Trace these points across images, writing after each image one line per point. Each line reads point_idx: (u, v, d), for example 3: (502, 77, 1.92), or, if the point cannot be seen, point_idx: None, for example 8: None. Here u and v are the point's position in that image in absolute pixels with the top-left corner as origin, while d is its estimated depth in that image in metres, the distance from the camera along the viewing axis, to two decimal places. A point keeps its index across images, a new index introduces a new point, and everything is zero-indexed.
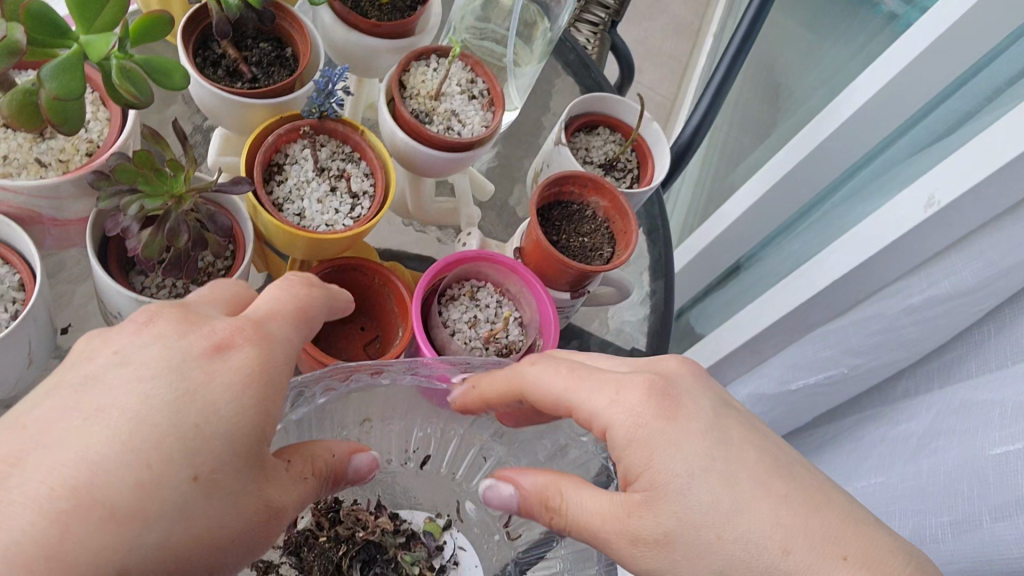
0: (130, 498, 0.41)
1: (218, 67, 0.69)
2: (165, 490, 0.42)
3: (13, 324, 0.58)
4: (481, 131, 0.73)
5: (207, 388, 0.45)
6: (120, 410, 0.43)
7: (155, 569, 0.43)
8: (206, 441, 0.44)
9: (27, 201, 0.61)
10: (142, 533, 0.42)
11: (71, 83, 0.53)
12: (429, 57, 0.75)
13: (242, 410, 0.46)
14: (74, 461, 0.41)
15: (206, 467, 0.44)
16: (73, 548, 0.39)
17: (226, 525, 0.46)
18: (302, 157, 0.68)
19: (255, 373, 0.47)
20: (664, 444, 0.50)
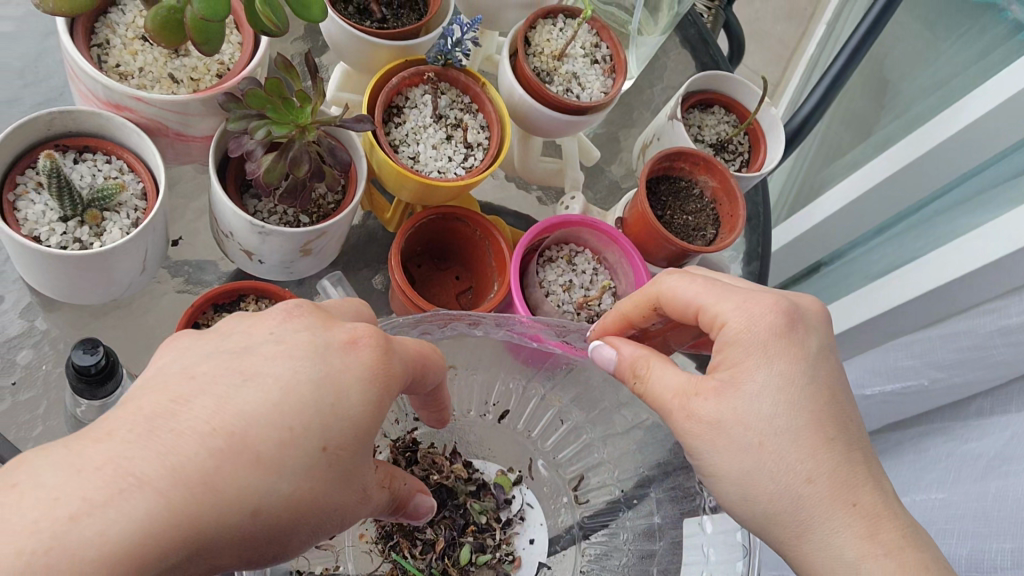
0: (273, 448, 0.44)
1: (349, 3, 0.69)
2: (299, 458, 0.44)
3: (133, 232, 0.61)
4: (600, 97, 0.72)
5: (343, 375, 0.46)
6: (274, 377, 0.45)
7: (279, 518, 0.45)
8: (341, 420, 0.46)
9: (157, 114, 0.62)
10: (275, 479, 0.44)
11: (219, 6, 0.54)
12: (557, 17, 0.74)
13: (369, 402, 0.47)
14: (227, 413, 0.43)
15: (336, 441, 0.46)
16: (222, 485, 0.42)
17: (336, 501, 0.47)
18: (422, 102, 0.69)
19: (378, 378, 0.48)
20: (753, 362, 0.53)
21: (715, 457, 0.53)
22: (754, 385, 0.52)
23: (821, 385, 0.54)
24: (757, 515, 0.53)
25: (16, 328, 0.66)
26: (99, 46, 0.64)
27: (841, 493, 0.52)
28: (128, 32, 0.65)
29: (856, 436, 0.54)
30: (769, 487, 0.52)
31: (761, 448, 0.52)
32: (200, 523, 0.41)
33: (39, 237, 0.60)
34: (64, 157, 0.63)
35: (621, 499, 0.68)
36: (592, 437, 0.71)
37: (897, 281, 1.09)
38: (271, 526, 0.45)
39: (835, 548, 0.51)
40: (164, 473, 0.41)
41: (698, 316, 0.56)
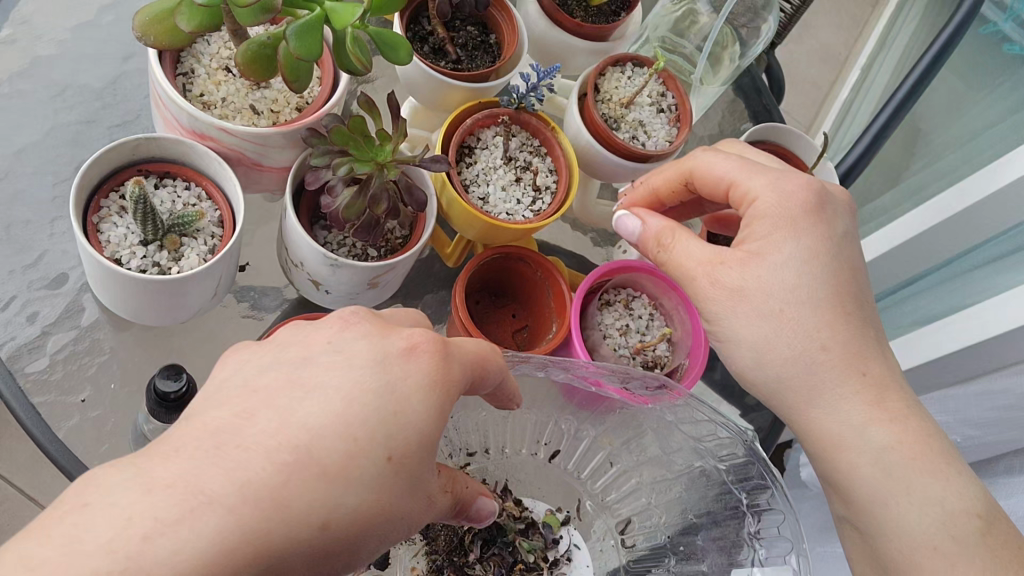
0: (338, 457, 0.43)
1: (424, 43, 0.71)
2: (364, 470, 0.43)
3: (210, 260, 0.62)
4: (665, 145, 0.73)
5: (404, 383, 0.46)
6: (335, 387, 0.44)
7: (350, 534, 0.44)
8: (404, 429, 0.45)
9: (238, 144, 0.63)
10: (343, 490, 0.43)
11: (311, 45, 0.55)
12: (626, 64, 0.76)
13: (431, 408, 0.46)
14: (291, 425, 0.43)
15: (400, 449, 0.45)
16: (292, 499, 0.41)
17: (401, 508, 0.46)
18: (493, 143, 0.70)
19: (440, 385, 0.47)
20: (779, 237, 0.59)
21: (732, 320, 0.59)
22: (780, 260, 0.58)
23: (840, 260, 0.60)
24: (768, 384, 0.59)
25: (86, 346, 0.68)
26: (184, 75, 0.66)
27: (854, 368, 0.58)
28: (212, 62, 0.67)
29: (867, 317, 0.60)
30: (783, 351, 0.58)
31: (781, 316, 0.58)
32: (273, 541, 0.40)
33: (120, 259, 0.61)
34: (146, 181, 0.64)
35: (667, 546, 0.69)
36: (642, 481, 0.72)
37: (934, 335, 1.09)
38: (343, 541, 0.44)
39: (847, 416, 0.57)
40: (239, 492, 0.40)
41: (730, 193, 0.62)
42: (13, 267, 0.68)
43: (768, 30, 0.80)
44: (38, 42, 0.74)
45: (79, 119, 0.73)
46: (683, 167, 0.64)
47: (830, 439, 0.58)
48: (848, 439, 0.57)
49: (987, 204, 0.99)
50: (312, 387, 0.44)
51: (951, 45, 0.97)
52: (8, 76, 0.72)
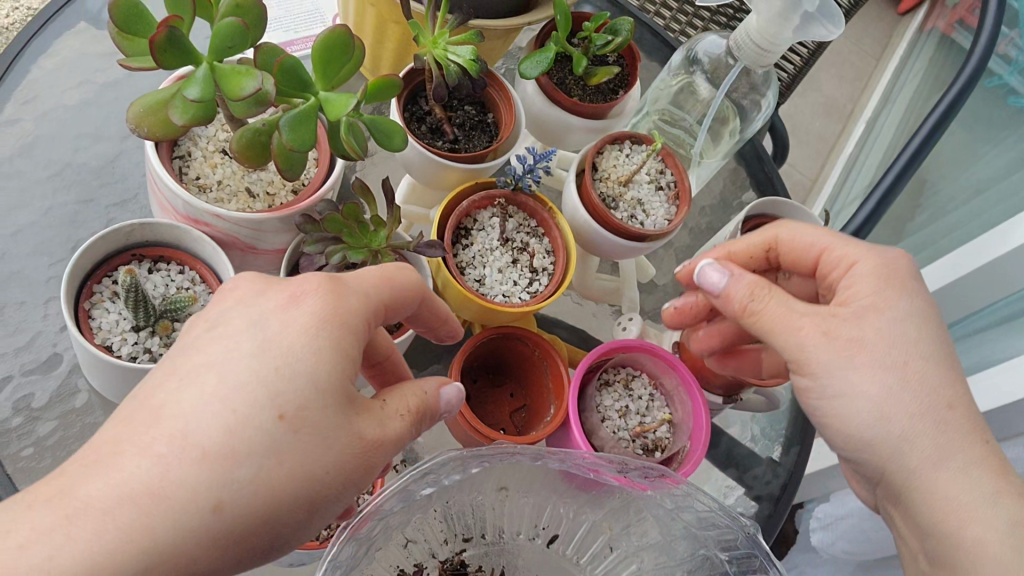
0: (218, 438, 0.41)
1: (422, 123, 0.70)
2: (251, 432, 0.42)
3: None
4: (664, 224, 0.73)
5: (278, 339, 0.44)
6: (216, 370, 0.43)
7: (251, 505, 0.42)
8: (290, 382, 0.43)
9: (233, 229, 0.63)
10: (233, 467, 0.41)
11: (305, 136, 0.55)
12: (624, 143, 0.75)
13: (318, 349, 0.44)
14: (164, 416, 0.41)
15: (291, 406, 0.43)
16: (173, 485, 0.40)
17: (322, 465, 0.44)
18: (490, 224, 0.70)
19: (328, 319, 0.45)
20: (898, 290, 0.56)
21: (847, 372, 0.53)
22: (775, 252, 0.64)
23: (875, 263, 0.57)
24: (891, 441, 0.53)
25: (79, 430, 0.66)
26: (181, 158, 0.66)
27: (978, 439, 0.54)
28: (209, 145, 0.67)
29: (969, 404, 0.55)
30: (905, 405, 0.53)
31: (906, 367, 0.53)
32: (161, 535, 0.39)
33: (111, 346, 0.61)
34: (140, 266, 0.64)
35: None
36: (644, 567, 0.70)
37: None
38: (254, 510, 0.42)
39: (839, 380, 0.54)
40: (100, 496, 0.39)
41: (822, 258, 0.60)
42: (6, 350, 0.67)
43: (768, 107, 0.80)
44: (40, 122, 0.74)
45: (76, 198, 0.73)
46: (765, 233, 0.64)
47: (948, 506, 0.52)
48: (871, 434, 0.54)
49: (992, 266, 0.97)
50: (194, 377, 0.43)
51: (954, 110, 0.97)
52: (8, 157, 0.72)
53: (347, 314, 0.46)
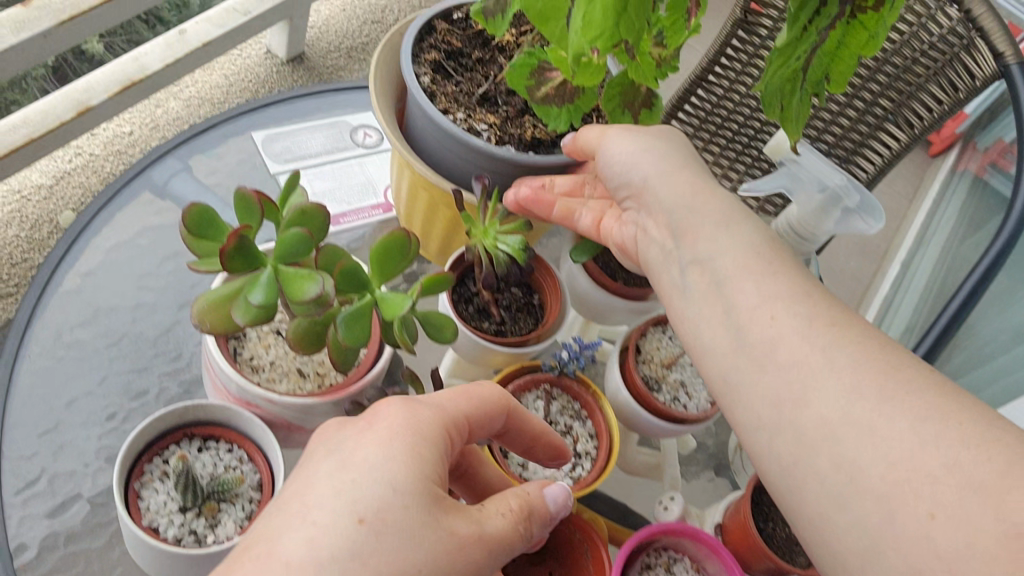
0: (304, 552, 0.41)
1: (470, 305, 0.72)
2: (335, 538, 0.41)
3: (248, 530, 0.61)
4: (707, 407, 0.73)
5: (353, 457, 0.46)
6: (298, 503, 0.43)
7: None
8: (365, 493, 0.44)
9: (283, 412, 0.64)
10: (322, 573, 0.40)
11: (360, 333, 0.57)
12: (666, 325, 0.77)
13: (392, 455, 0.46)
14: (250, 551, 0.41)
15: (369, 510, 0.43)
16: None
17: (415, 566, 0.42)
18: (533, 406, 0.70)
19: (400, 429, 0.47)
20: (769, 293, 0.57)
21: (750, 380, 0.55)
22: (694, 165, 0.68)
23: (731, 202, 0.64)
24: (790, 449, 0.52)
25: None
26: (236, 339, 0.68)
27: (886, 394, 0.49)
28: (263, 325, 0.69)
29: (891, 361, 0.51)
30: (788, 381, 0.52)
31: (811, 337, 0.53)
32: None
33: (157, 528, 0.61)
34: (189, 445, 0.65)
35: None
36: None
37: None
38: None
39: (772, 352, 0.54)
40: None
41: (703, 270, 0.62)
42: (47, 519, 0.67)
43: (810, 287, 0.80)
44: (102, 294, 0.78)
45: (131, 367, 0.75)
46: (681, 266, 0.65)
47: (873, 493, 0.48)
48: (762, 420, 0.53)
49: None
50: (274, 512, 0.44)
51: None
52: (69, 328, 0.75)
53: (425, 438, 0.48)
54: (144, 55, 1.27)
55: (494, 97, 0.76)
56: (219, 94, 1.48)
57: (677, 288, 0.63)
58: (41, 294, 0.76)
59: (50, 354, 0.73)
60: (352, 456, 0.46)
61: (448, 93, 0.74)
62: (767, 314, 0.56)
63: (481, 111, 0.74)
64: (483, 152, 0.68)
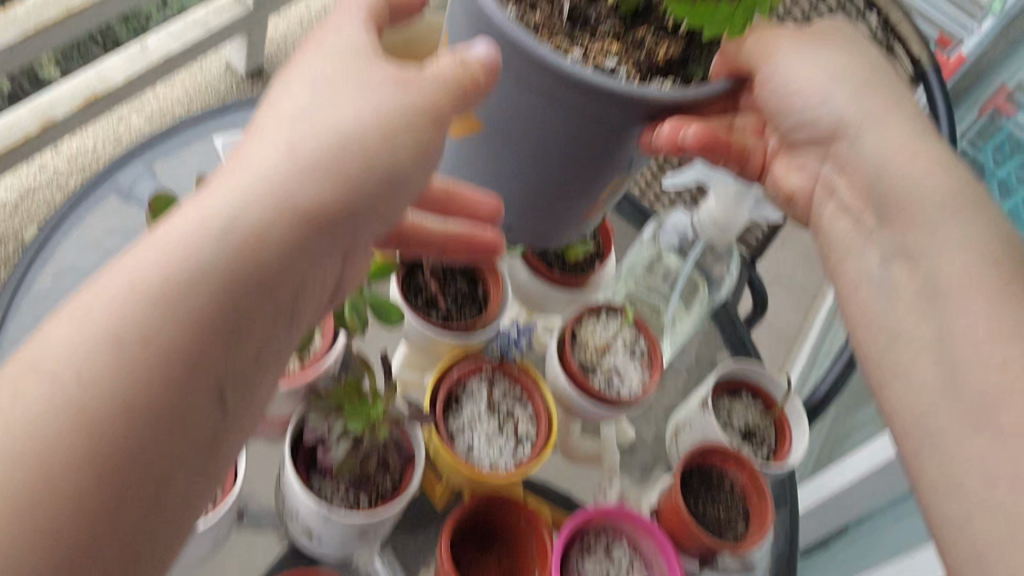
0: (240, 195, 0.43)
1: (419, 297, 0.77)
2: (268, 166, 0.44)
3: (212, 510, 0.64)
4: (638, 389, 0.78)
5: (306, 76, 0.49)
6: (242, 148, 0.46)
7: (287, 238, 0.44)
8: (295, 126, 0.46)
9: None
10: (258, 210, 0.43)
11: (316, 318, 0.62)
12: (600, 314, 0.83)
13: (332, 72, 0.48)
14: (178, 218, 0.43)
15: (298, 139, 0.45)
16: (198, 260, 0.41)
17: (350, 186, 0.46)
18: (478, 393, 0.75)
19: (335, 53, 0.49)
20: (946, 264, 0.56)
21: (915, 376, 0.55)
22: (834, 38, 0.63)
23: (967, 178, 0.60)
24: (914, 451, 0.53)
25: None
26: None
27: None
28: None
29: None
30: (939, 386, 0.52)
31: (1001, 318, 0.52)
32: (223, 243, 0.42)
33: None
34: None
35: None
36: None
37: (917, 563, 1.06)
38: (320, 203, 0.45)
39: (961, 315, 0.54)
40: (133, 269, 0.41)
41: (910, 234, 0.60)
42: None
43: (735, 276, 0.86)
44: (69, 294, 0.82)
45: None
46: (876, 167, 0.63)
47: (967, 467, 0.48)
48: (914, 414, 0.54)
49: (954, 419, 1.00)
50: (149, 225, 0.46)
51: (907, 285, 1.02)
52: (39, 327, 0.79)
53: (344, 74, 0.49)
54: (106, 68, 1.30)
55: (586, 14, 0.58)
56: (180, 108, 1.52)
57: (854, 250, 0.65)
58: (13, 298, 0.81)
59: None
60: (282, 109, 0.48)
61: (544, 23, 0.56)
62: (968, 300, 0.54)
63: (582, 38, 0.57)
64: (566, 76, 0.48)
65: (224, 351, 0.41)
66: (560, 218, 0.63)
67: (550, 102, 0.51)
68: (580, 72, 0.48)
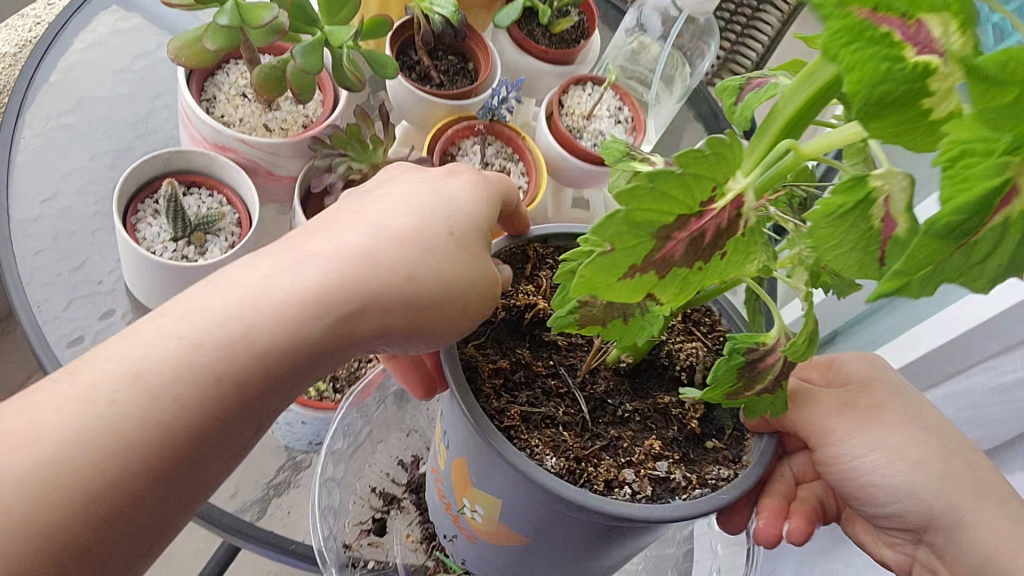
0: (350, 274, 0.43)
1: (412, 71, 0.81)
2: (366, 266, 0.44)
3: (233, 251, 0.71)
4: (623, 150, 0.83)
5: (384, 202, 0.48)
6: (362, 235, 0.45)
7: (413, 294, 0.44)
8: (443, 209, 0.48)
9: (256, 154, 0.73)
10: (385, 250, 0.45)
11: (316, 63, 0.67)
12: (586, 84, 0.85)
13: (436, 221, 0.47)
14: (273, 290, 0.41)
15: (457, 225, 0.48)
16: (292, 296, 0.41)
17: (441, 292, 0.45)
18: (471, 151, 0.79)
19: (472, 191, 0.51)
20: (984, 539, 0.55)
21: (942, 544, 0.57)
22: (847, 361, 0.61)
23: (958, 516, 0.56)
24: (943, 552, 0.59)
25: None
26: (207, 101, 0.76)
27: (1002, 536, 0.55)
28: (231, 90, 0.78)
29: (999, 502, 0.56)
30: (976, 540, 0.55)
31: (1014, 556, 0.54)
32: (326, 325, 0.42)
33: (154, 252, 0.71)
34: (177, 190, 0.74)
35: None
36: None
37: None
38: (390, 324, 0.44)
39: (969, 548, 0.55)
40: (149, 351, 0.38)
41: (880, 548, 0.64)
42: (60, 271, 0.77)
43: (712, 52, 0.91)
44: (79, 85, 0.86)
45: (115, 147, 0.84)
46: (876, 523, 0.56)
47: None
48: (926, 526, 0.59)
49: None
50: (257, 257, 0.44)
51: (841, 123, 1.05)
52: (56, 113, 0.83)
53: (448, 186, 0.50)
54: None
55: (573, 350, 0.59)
56: None
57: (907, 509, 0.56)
58: (29, 87, 0.83)
59: (45, 135, 0.81)
60: (351, 207, 0.48)
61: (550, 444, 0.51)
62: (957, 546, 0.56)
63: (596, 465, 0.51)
64: (581, 503, 0.45)
65: (210, 456, 0.39)
66: (535, 564, 0.58)
67: (526, 512, 0.51)
68: (595, 498, 0.45)
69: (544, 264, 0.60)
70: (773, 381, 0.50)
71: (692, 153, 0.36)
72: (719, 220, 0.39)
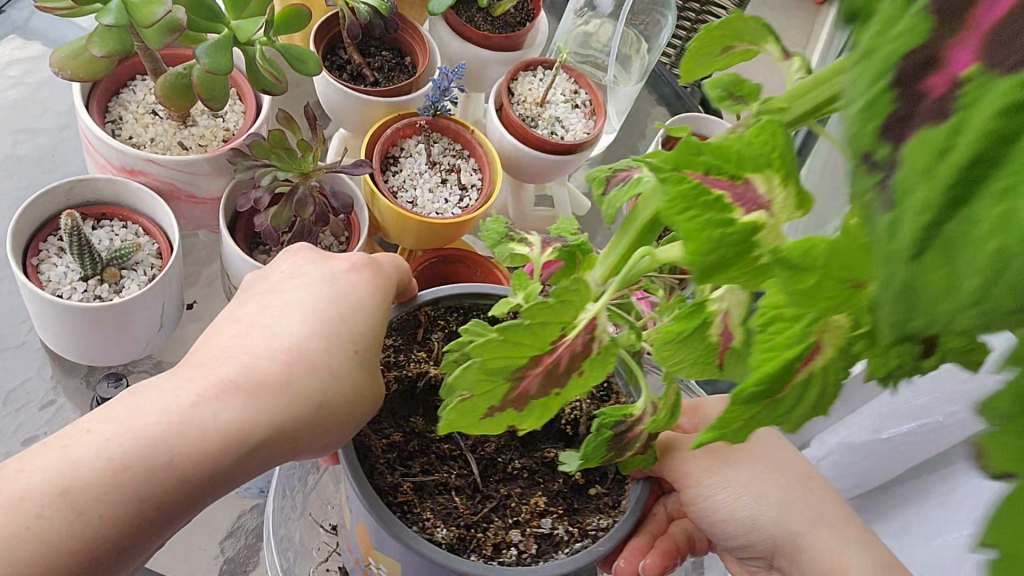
0: (242, 409, 0.42)
1: (342, 71, 0.73)
2: (265, 386, 0.44)
3: (151, 284, 0.63)
4: (584, 136, 0.75)
5: (282, 298, 0.49)
6: (279, 342, 0.46)
7: (307, 416, 0.44)
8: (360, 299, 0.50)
9: (170, 175, 0.65)
10: (271, 390, 0.43)
11: (225, 61, 0.59)
12: (536, 68, 0.78)
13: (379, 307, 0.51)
14: (194, 416, 0.41)
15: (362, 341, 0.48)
16: (199, 428, 0.41)
17: (342, 406, 0.46)
18: (416, 151, 0.72)
19: (376, 281, 0.52)
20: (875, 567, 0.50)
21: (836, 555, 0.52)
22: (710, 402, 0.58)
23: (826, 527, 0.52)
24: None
25: (39, 406, 0.68)
26: (113, 122, 0.68)
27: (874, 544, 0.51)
28: (138, 108, 0.69)
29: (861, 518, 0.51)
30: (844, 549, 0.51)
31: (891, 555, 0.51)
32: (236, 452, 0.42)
33: (61, 295, 0.62)
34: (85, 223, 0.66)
35: None
36: None
37: None
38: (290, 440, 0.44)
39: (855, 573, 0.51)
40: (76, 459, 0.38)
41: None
42: None
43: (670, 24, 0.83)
44: None
45: (18, 186, 0.76)
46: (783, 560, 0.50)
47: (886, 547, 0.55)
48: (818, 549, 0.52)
49: None
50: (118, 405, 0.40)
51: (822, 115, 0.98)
52: None
53: (344, 285, 0.50)
54: None
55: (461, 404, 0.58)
56: None
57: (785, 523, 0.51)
58: None
59: None
60: (259, 317, 0.48)
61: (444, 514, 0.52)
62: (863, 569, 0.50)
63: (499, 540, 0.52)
64: None
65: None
66: None
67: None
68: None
69: (436, 324, 0.60)
70: (644, 450, 0.49)
71: (537, 304, 0.36)
72: (571, 348, 0.39)
